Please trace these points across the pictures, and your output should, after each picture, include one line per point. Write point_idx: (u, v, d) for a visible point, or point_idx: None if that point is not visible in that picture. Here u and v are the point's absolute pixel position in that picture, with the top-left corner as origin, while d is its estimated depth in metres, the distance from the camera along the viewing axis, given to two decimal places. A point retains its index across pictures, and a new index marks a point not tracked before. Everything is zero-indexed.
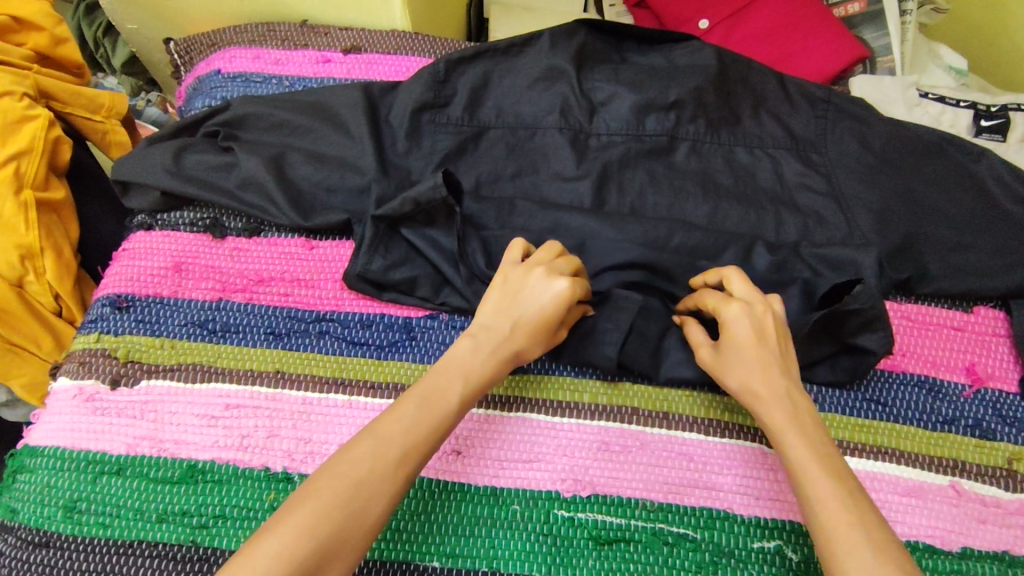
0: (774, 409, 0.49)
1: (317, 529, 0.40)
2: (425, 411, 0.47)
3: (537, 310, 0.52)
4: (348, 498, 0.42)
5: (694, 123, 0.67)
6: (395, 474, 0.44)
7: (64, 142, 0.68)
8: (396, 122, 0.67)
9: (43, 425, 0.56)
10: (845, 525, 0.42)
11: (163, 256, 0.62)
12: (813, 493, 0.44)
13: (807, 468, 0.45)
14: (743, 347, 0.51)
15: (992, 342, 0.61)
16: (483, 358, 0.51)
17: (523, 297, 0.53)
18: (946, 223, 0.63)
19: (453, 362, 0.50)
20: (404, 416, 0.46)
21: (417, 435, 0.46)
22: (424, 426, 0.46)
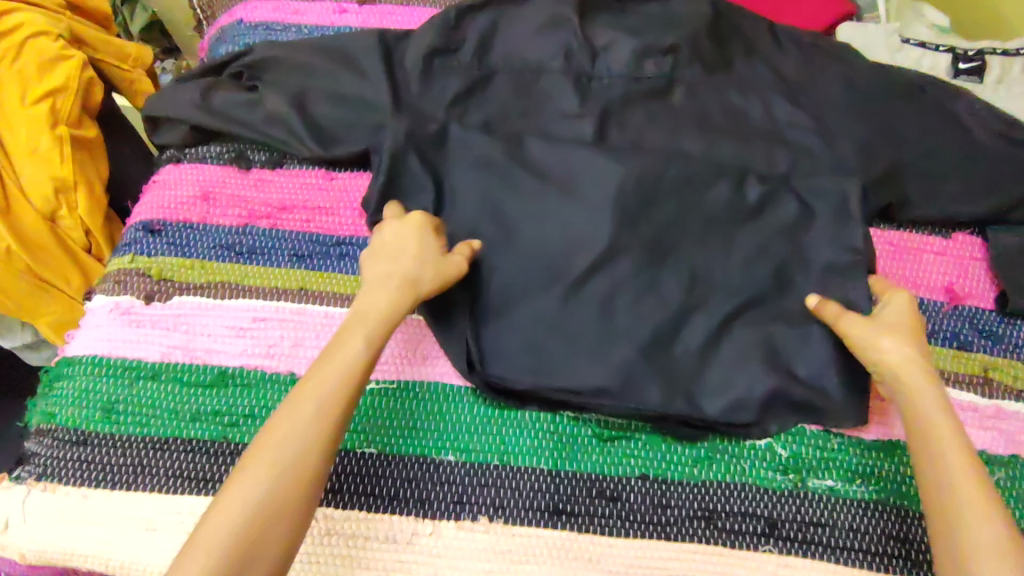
0: (923, 382, 0.51)
1: (273, 472, 0.44)
2: (322, 395, 0.47)
3: (425, 257, 0.55)
4: (282, 447, 0.45)
5: (691, 66, 0.71)
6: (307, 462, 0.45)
7: (96, 84, 0.73)
8: (409, 65, 0.70)
9: (80, 337, 0.60)
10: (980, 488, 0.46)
11: (191, 186, 0.65)
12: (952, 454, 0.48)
13: (953, 437, 0.48)
14: (911, 355, 0.52)
15: (969, 264, 0.65)
16: (384, 300, 0.53)
17: (413, 247, 0.56)
18: (928, 156, 0.67)
19: (354, 317, 0.52)
20: (310, 402, 0.47)
21: (321, 409, 0.47)
22: (323, 402, 0.47)
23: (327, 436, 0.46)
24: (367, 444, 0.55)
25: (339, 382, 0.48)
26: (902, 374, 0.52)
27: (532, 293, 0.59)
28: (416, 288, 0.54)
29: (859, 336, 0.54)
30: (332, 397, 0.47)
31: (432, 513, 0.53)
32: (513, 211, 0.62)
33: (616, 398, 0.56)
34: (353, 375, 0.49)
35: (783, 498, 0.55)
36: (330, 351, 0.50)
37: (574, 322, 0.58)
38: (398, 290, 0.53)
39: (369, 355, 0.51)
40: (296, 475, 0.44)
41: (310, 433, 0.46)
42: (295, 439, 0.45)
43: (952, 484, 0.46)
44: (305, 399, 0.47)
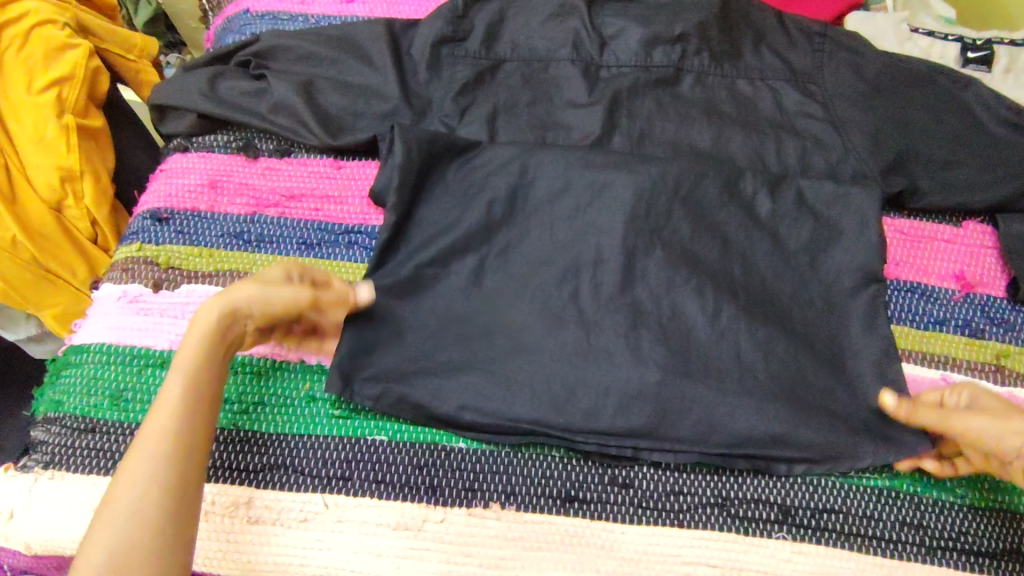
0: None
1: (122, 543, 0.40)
2: (147, 450, 0.44)
3: (262, 286, 0.52)
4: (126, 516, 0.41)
5: (699, 55, 0.71)
6: (146, 513, 0.42)
7: (103, 73, 0.72)
8: (417, 54, 0.70)
9: (88, 325, 0.60)
10: None
11: (198, 174, 0.65)
12: None
13: None
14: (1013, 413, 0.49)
15: (979, 253, 0.65)
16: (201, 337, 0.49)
17: (258, 282, 0.52)
18: (937, 145, 0.67)
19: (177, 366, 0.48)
20: (138, 456, 0.44)
21: (153, 459, 0.44)
22: (154, 450, 0.44)
23: (167, 481, 0.43)
24: (378, 431, 0.55)
25: (167, 424, 0.45)
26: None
27: (543, 281, 0.59)
28: (237, 316, 0.50)
29: (990, 429, 0.49)
30: (157, 441, 0.44)
31: (443, 500, 0.53)
32: (523, 201, 0.62)
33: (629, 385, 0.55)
34: (178, 411, 0.46)
35: (798, 485, 0.55)
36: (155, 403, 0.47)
37: (585, 309, 0.58)
38: (216, 320, 0.50)
39: (197, 389, 0.47)
40: (133, 531, 0.41)
41: (144, 484, 0.42)
42: (131, 499, 0.42)
43: None
44: (136, 455, 0.44)
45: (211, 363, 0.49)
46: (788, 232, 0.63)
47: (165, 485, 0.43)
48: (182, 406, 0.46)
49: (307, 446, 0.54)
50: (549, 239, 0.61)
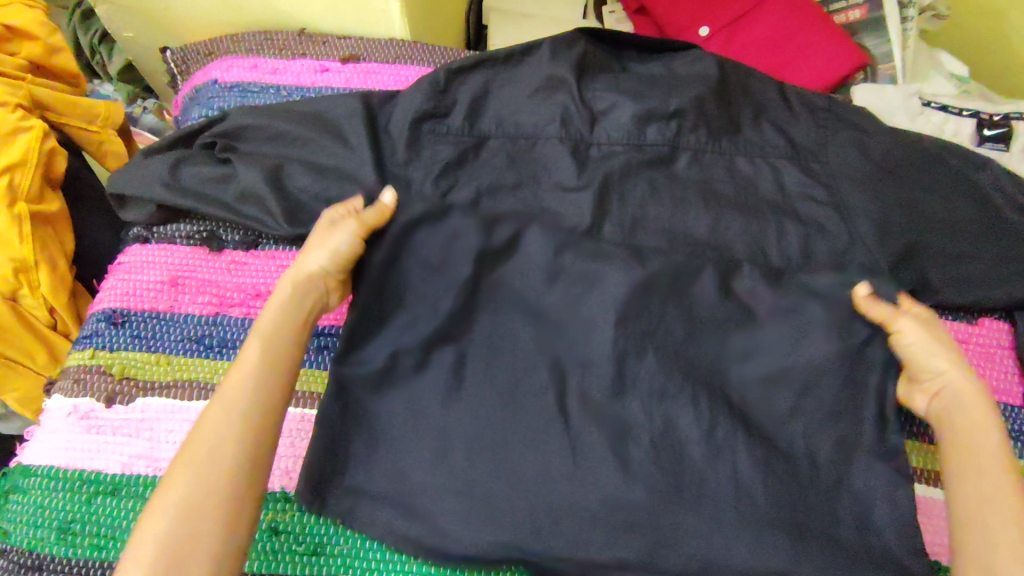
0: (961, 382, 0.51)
1: (199, 481, 0.42)
2: (231, 392, 0.46)
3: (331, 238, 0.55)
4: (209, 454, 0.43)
5: (696, 132, 0.67)
6: (232, 454, 0.44)
7: (58, 152, 0.68)
8: (395, 131, 0.65)
9: (37, 443, 0.55)
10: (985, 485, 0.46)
11: (159, 270, 0.61)
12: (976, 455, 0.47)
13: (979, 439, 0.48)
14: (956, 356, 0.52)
15: (996, 355, 0.61)
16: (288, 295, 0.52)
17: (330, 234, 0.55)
18: (951, 235, 0.62)
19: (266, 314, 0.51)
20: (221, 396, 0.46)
21: (242, 402, 0.46)
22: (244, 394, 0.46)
23: (248, 423, 0.45)
24: (345, 570, 0.51)
25: (258, 369, 0.47)
26: (960, 398, 0.50)
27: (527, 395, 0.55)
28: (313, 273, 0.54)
29: (924, 352, 0.53)
30: (243, 388, 0.47)
31: None
32: (506, 301, 0.59)
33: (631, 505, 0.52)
34: (268, 359, 0.48)
35: None
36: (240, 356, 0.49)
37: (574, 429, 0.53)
38: (290, 289, 0.53)
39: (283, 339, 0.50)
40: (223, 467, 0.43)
41: (233, 426, 0.45)
42: (214, 438, 0.44)
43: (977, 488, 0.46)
44: (228, 395, 0.46)
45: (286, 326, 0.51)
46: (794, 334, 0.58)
47: (253, 427, 0.45)
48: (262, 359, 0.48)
49: None
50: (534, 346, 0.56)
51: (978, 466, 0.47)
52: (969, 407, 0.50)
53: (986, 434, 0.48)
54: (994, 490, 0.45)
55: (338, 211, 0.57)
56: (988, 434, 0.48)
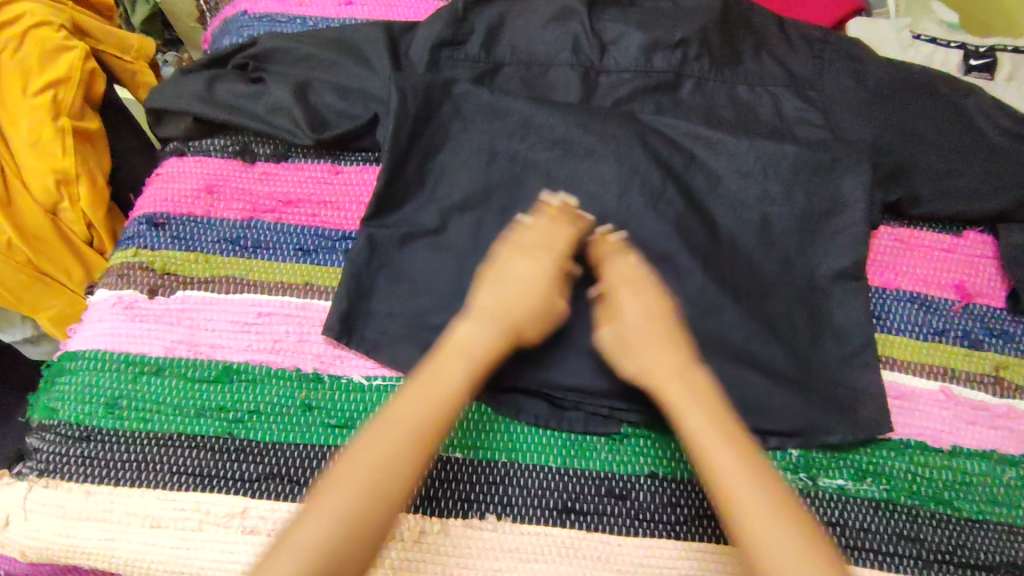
0: (691, 415, 0.49)
1: (360, 504, 0.43)
2: (410, 419, 0.47)
3: (632, 346, 0.53)
4: (367, 476, 0.44)
5: (700, 60, 0.71)
6: (397, 454, 0.45)
7: (98, 75, 0.71)
8: (415, 57, 0.70)
9: (84, 332, 0.59)
10: (761, 515, 0.43)
11: (195, 179, 0.65)
12: (739, 504, 0.44)
13: (711, 454, 0.47)
14: (668, 374, 0.51)
15: (981, 262, 0.65)
16: (486, 326, 0.53)
17: (631, 306, 0.55)
18: (940, 153, 0.66)
19: (454, 346, 0.52)
20: (406, 418, 0.47)
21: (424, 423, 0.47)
22: (424, 411, 0.47)
23: (395, 441, 0.45)
24: None
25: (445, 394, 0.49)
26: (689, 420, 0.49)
27: None
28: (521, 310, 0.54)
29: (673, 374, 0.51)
30: (433, 420, 0.47)
31: (438, 510, 0.53)
32: (525, 204, 0.63)
33: (627, 395, 0.56)
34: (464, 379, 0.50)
35: (793, 497, 0.55)
36: (437, 373, 0.50)
37: (586, 319, 0.58)
38: (510, 293, 0.54)
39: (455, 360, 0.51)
40: (389, 470, 0.44)
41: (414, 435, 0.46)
42: (368, 460, 0.44)
43: (745, 522, 0.44)
44: (410, 407, 0.47)
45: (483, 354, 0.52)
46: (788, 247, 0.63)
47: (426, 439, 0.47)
48: (461, 386, 0.50)
49: (302, 455, 0.54)
50: None
51: (755, 465, 0.46)
52: (691, 424, 0.48)
53: (712, 426, 0.48)
54: (751, 486, 0.45)
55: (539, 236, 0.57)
56: (699, 420, 0.48)
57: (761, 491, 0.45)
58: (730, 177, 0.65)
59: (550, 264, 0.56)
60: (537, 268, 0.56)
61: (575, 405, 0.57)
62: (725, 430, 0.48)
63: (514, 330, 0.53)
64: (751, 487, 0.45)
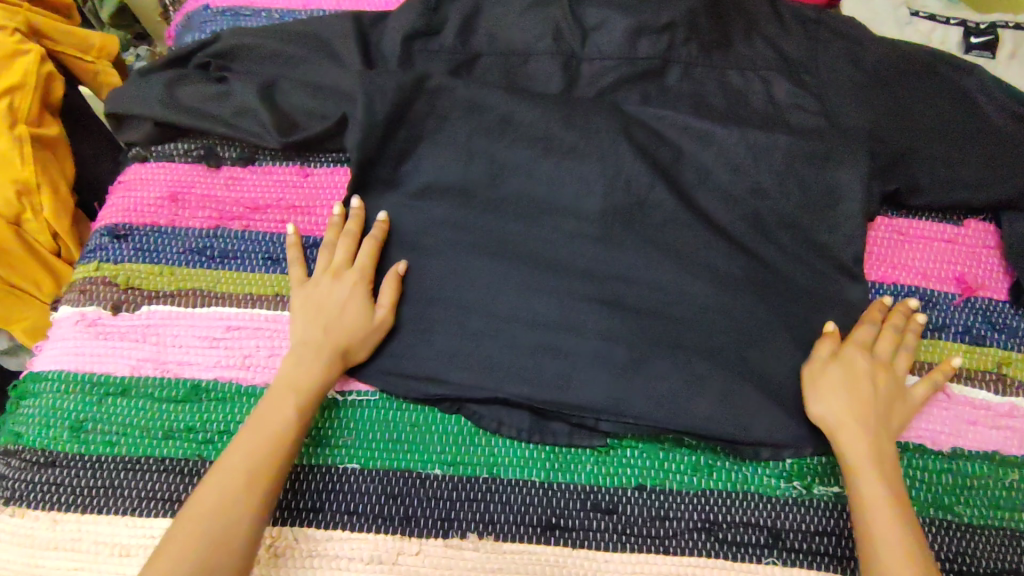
0: (846, 437, 0.51)
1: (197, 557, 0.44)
2: (234, 468, 0.47)
3: (818, 386, 0.53)
4: (207, 531, 0.45)
5: (686, 46, 0.67)
6: (258, 462, 0.48)
7: (57, 79, 0.69)
8: (387, 50, 0.66)
9: (47, 351, 0.57)
10: (903, 556, 0.46)
11: (159, 186, 0.62)
12: (883, 541, 0.47)
13: (875, 488, 0.49)
14: (837, 421, 0.52)
15: (983, 253, 0.62)
16: (311, 361, 0.52)
17: (839, 388, 0.53)
18: (938, 139, 0.63)
19: (281, 382, 0.52)
20: (225, 469, 0.47)
21: (273, 431, 0.49)
22: (279, 416, 0.50)
23: (246, 493, 0.47)
24: (350, 460, 0.53)
25: (295, 396, 0.51)
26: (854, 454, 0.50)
27: (527, 292, 0.57)
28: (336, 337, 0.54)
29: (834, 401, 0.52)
30: (262, 468, 0.48)
31: (417, 530, 0.51)
32: (504, 207, 0.60)
33: (613, 405, 0.54)
34: (320, 379, 0.52)
35: (787, 506, 0.53)
36: (256, 417, 0.50)
37: (569, 325, 0.56)
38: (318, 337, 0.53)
39: (299, 360, 0.53)
40: (241, 476, 0.47)
41: (264, 440, 0.49)
42: (206, 516, 0.45)
43: (881, 562, 0.46)
44: (264, 415, 0.50)
45: (314, 373, 0.52)
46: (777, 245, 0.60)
47: (281, 440, 0.49)
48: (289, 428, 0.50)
49: None
50: (529, 253, 0.59)
51: (896, 487, 0.49)
52: (858, 457, 0.50)
53: (882, 475, 0.50)
54: (895, 526, 0.47)
55: (343, 258, 0.57)
56: (868, 475, 0.49)
57: (905, 528, 0.47)
58: (718, 171, 0.62)
59: (344, 285, 0.56)
60: (353, 296, 0.55)
61: (560, 416, 0.55)
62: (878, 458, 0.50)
63: (337, 348, 0.53)
64: (900, 531, 0.47)
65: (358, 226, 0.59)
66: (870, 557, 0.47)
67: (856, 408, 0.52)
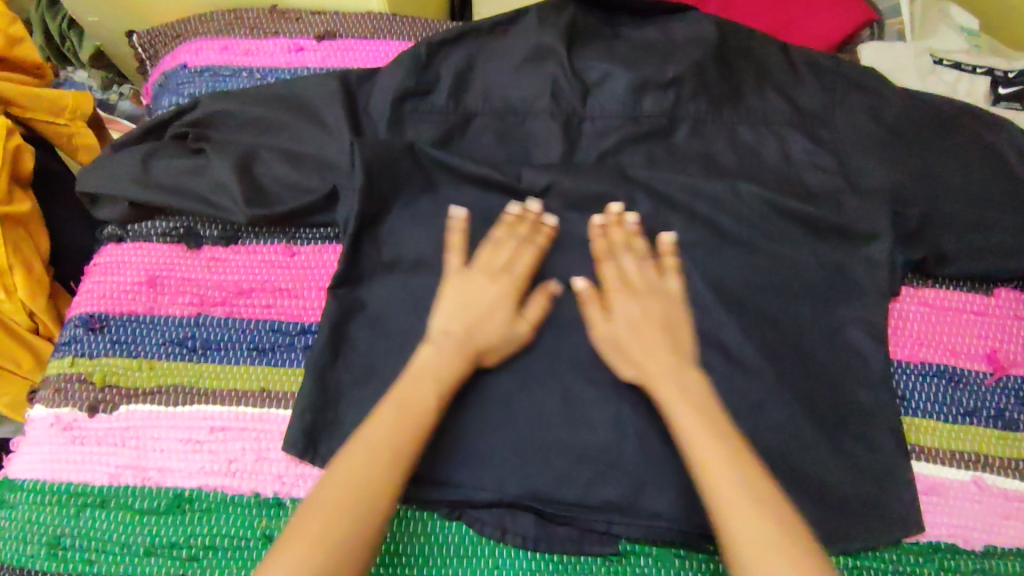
0: (665, 385, 0.48)
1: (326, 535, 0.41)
2: (371, 443, 0.45)
3: (591, 299, 0.54)
4: (344, 508, 0.42)
5: (695, 100, 0.63)
6: (378, 473, 0.44)
7: (26, 150, 0.65)
8: (376, 112, 0.62)
9: (23, 456, 0.54)
10: (758, 537, 0.40)
11: (136, 271, 0.58)
12: (731, 521, 0.41)
13: (704, 453, 0.44)
14: (652, 366, 0.49)
15: (1014, 326, 0.58)
16: (447, 358, 0.50)
17: (637, 330, 0.51)
18: (965, 203, 0.59)
19: (428, 356, 0.50)
20: (358, 443, 0.45)
21: (370, 467, 0.44)
22: (370, 452, 0.44)
23: (368, 461, 0.44)
24: None
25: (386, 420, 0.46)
26: (693, 435, 0.45)
27: (529, 383, 0.53)
28: (460, 333, 0.51)
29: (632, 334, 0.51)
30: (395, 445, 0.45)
31: None
32: None
33: (623, 510, 0.50)
34: (442, 380, 0.49)
35: None
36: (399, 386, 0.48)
37: (576, 418, 0.52)
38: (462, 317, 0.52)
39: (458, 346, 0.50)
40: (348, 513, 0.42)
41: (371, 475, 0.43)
42: (334, 487, 0.43)
43: (735, 546, 0.41)
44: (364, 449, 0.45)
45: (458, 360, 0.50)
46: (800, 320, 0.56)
47: (390, 468, 0.44)
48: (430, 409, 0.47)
49: None
50: (532, 337, 0.54)
51: (729, 435, 0.45)
52: (679, 414, 0.46)
53: (708, 428, 0.45)
54: (732, 477, 0.43)
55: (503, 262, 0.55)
56: (694, 423, 0.46)
57: (743, 492, 0.42)
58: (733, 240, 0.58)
59: (490, 285, 0.54)
60: (486, 291, 0.53)
61: (569, 521, 0.51)
62: (709, 416, 0.46)
63: (472, 351, 0.51)
64: (748, 499, 0.42)
65: (529, 231, 0.56)
66: (712, 498, 0.43)
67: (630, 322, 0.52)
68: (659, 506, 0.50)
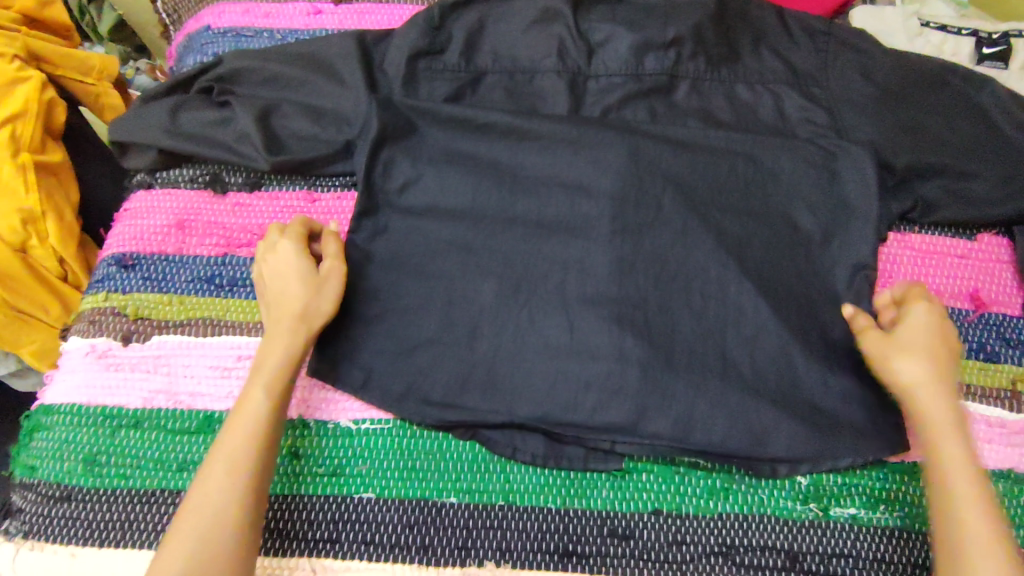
0: (937, 403, 0.49)
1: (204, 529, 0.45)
2: (237, 434, 0.49)
3: (900, 344, 0.51)
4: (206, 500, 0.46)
5: (694, 60, 0.67)
6: (242, 459, 0.48)
7: (58, 104, 0.68)
8: (392, 69, 0.65)
9: (59, 383, 0.57)
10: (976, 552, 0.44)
11: (165, 214, 0.62)
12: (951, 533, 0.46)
13: (959, 465, 0.47)
14: (923, 382, 0.50)
15: (995, 268, 0.62)
16: (280, 338, 0.52)
17: (903, 350, 0.51)
18: (951, 153, 0.62)
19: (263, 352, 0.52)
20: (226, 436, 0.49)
21: (216, 515, 0.46)
22: (218, 485, 0.47)
23: (231, 454, 0.48)
24: (365, 489, 0.53)
25: (241, 459, 0.48)
26: (950, 452, 0.48)
27: (538, 317, 0.57)
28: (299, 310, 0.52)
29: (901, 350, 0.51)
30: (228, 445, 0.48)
31: (436, 559, 0.52)
32: (515, 228, 0.60)
33: (627, 432, 0.53)
34: (262, 423, 0.49)
35: (803, 529, 0.53)
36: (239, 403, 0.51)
37: (581, 349, 0.55)
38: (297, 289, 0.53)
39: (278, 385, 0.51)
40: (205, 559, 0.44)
41: (220, 511, 0.46)
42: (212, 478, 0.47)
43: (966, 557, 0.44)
44: (199, 499, 0.46)
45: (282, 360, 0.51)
46: (793, 259, 0.59)
47: (241, 512, 0.46)
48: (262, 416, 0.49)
49: (293, 507, 0.53)
50: (540, 275, 0.58)
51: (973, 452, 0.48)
52: (936, 428, 0.49)
53: (962, 445, 0.48)
54: (976, 496, 0.46)
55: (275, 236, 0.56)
56: (953, 436, 0.48)
57: (976, 502, 0.46)
58: (731, 187, 0.61)
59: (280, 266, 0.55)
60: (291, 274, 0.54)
61: (576, 440, 0.55)
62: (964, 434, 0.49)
63: (300, 321, 0.52)
64: (983, 515, 0.45)
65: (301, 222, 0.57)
66: (957, 523, 0.46)
67: (930, 348, 0.51)
68: (661, 429, 0.53)
